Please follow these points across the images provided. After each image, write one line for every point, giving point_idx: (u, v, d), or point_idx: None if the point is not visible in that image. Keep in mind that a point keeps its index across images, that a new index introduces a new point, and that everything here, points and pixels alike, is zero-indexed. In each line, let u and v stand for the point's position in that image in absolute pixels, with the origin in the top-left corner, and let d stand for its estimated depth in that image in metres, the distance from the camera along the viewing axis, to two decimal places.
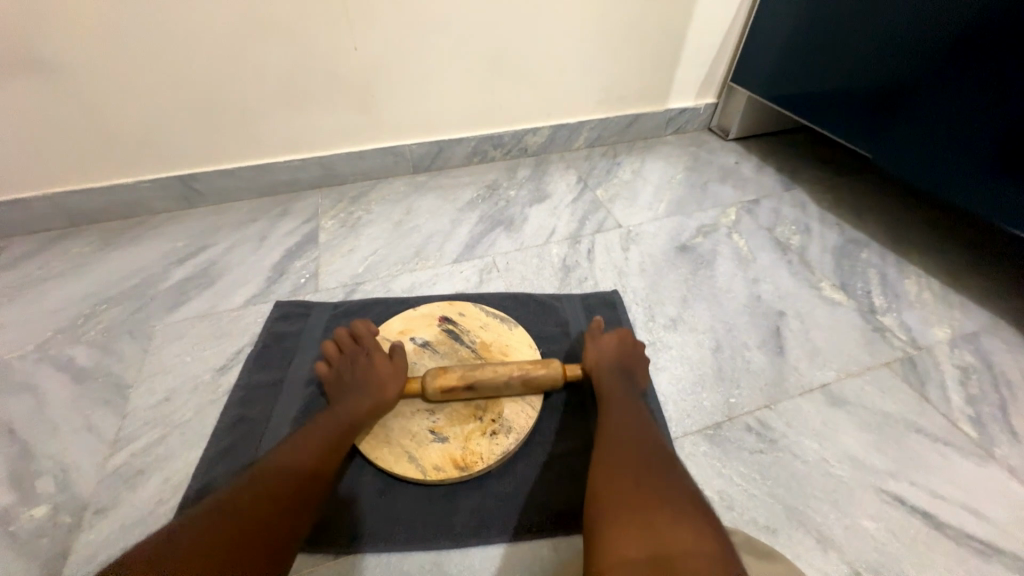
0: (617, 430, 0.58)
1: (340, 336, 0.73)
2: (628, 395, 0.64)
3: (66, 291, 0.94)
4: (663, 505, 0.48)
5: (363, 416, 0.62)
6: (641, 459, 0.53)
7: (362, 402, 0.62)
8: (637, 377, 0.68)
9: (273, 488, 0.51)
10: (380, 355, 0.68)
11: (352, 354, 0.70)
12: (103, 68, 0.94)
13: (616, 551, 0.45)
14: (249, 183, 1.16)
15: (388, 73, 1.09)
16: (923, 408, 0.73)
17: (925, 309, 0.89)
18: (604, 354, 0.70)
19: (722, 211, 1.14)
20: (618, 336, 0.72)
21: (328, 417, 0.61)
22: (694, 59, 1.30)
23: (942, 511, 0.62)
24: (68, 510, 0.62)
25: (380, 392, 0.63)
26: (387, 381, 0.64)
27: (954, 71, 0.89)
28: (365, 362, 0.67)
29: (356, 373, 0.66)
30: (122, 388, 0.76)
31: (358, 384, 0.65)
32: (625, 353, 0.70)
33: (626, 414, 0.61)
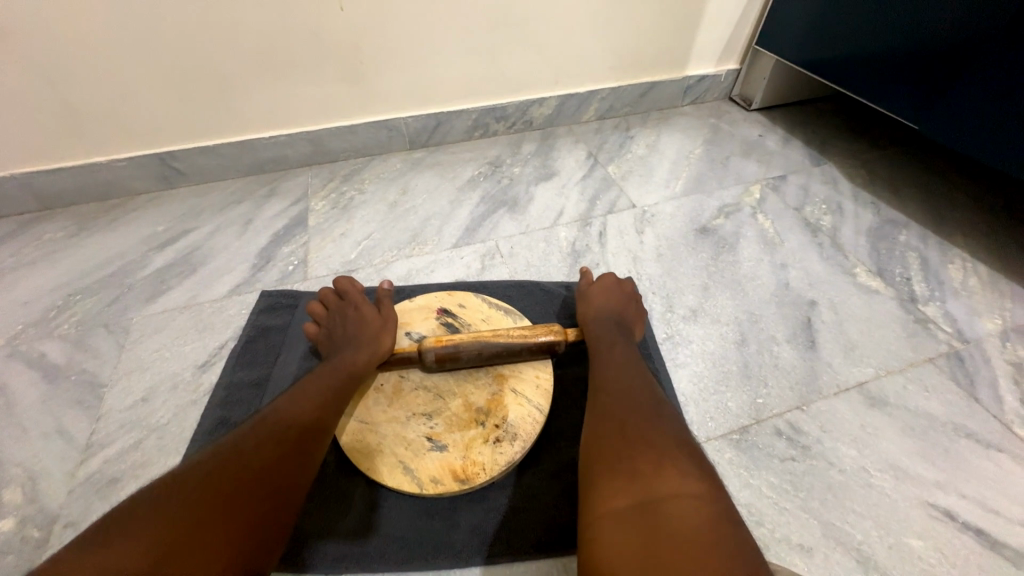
0: (606, 378, 0.55)
1: (325, 296, 0.73)
2: (617, 343, 0.62)
3: (39, 280, 0.87)
4: (652, 449, 0.45)
5: (361, 366, 0.59)
6: (630, 404, 0.50)
7: (359, 353, 0.61)
8: (628, 328, 0.66)
9: (273, 434, 0.48)
10: (368, 308, 0.67)
11: (339, 309, 0.69)
12: (59, 34, 0.84)
13: (602, 500, 0.42)
14: (234, 162, 1.08)
15: (379, 38, 0.98)
16: (973, 410, 0.66)
17: (972, 298, 0.81)
18: (593, 309, 0.68)
19: (745, 189, 1.05)
20: (604, 289, 0.71)
21: (323, 368, 0.59)
22: (717, 20, 1.18)
23: (997, 529, 0.55)
24: (36, 523, 0.57)
25: (376, 342, 0.62)
26: (381, 332, 0.64)
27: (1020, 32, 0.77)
28: (354, 316, 0.67)
29: (347, 326, 0.65)
30: (97, 387, 0.70)
31: (351, 337, 0.63)
32: (614, 304, 0.69)
33: (616, 360, 0.58)
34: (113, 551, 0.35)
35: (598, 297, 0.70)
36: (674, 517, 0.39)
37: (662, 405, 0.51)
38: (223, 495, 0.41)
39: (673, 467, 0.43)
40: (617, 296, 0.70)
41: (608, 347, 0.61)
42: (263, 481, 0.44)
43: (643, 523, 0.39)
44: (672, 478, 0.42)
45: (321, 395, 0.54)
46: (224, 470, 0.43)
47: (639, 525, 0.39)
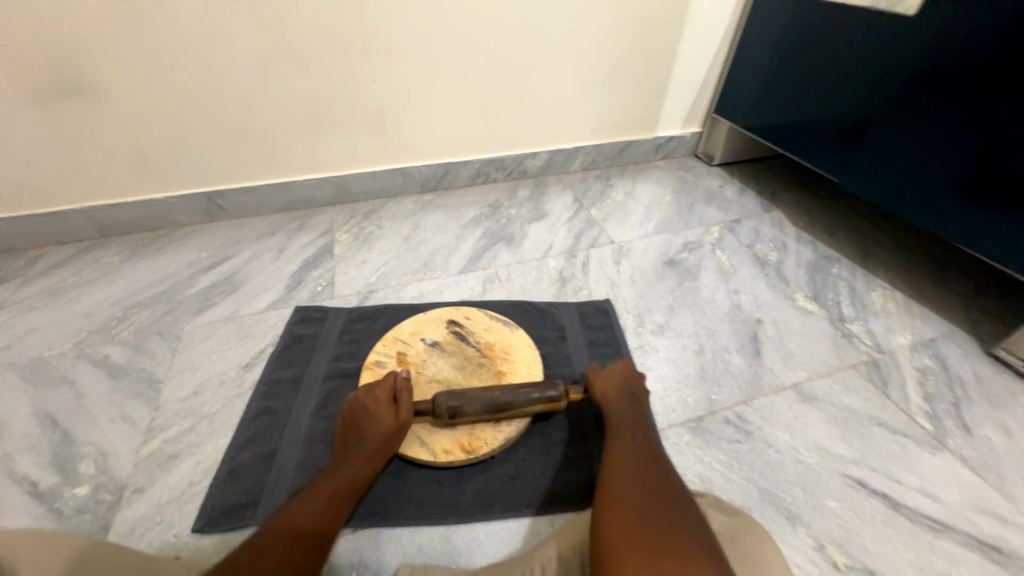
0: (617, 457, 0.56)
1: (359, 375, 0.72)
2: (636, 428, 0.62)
3: (99, 296, 1.01)
4: (668, 540, 0.42)
5: (362, 482, 0.62)
6: (644, 487, 0.50)
7: (364, 467, 0.63)
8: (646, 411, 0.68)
9: (289, 541, 0.51)
10: (385, 406, 0.67)
11: (363, 399, 0.68)
12: (143, 91, 1.03)
13: None
14: (270, 200, 1.25)
15: (402, 103, 1.20)
16: (884, 404, 0.81)
17: (890, 318, 0.98)
18: (612, 389, 0.70)
19: (706, 230, 1.24)
20: (621, 370, 0.73)
21: (327, 479, 0.60)
22: (679, 93, 1.43)
23: (899, 494, 0.69)
24: (108, 489, 0.68)
25: (381, 457, 0.64)
26: (388, 446, 0.65)
27: (916, 105, 0.99)
28: (370, 415, 0.66)
29: (363, 424, 0.66)
30: (154, 382, 0.83)
31: (360, 442, 0.65)
32: (624, 381, 0.72)
33: (626, 439, 0.59)
34: None
35: (605, 377, 0.72)
36: None
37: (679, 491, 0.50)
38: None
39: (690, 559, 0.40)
40: (631, 377, 0.72)
41: (624, 425, 0.63)
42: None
43: None
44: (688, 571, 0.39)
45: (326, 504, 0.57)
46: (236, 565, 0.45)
47: None
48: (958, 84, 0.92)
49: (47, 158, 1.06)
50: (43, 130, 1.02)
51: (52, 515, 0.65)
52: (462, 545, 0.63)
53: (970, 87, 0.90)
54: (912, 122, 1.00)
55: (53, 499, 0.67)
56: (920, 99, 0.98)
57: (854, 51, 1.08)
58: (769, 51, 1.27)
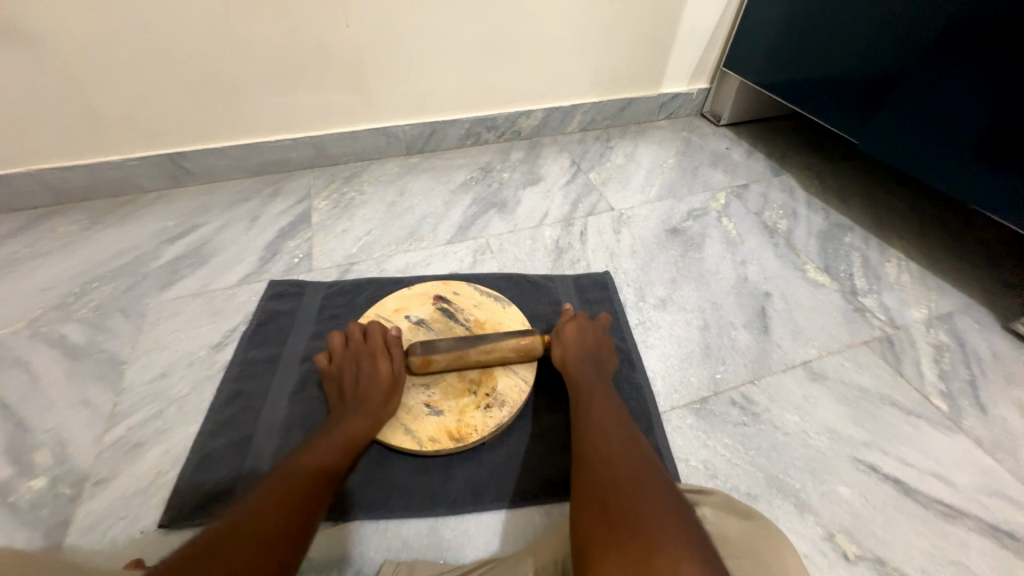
0: (592, 458, 0.51)
1: (349, 330, 0.69)
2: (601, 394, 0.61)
3: (56, 268, 0.93)
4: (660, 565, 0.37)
5: (361, 438, 0.59)
6: (626, 497, 0.45)
7: (363, 422, 0.60)
8: (605, 370, 0.67)
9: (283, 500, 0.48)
10: (384, 362, 0.64)
11: (358, 352, 0.66)
12: (81, 34, 0.90)
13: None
14: (241, 163, 1.15)
15: (381, 54, 1.08)
16: (897, 383, 0.76)
17: (904, 290, 0.93)
18: (571, 352, 0.67)
19: (712, 195, 1.16)
20: (577, 328, 0.70)
21: (326, 434, 0.58)
22: (688, 44, 1.31)
23: (911, 478, 0.65)
24: (67, 482, 0.63)
25: (381, 411, 0.61)
26: (388, 399, 0.62)
27: (953, 55, 0.88)
28: (366, 368, 0.64)
29: (359, 377, 0.63)
30: (117, 363, 0.76)
31: (356, 397, 0.62)
32: (588, 348, 0.68)
33: (598, 430, 0.55)
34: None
35: (569, 343, 0.68)
36: None
37: (666, 495, 0.45)
38: (214, 569, 0.38)
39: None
40: (589, 337, 0.70)
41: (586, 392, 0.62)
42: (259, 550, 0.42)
43: None
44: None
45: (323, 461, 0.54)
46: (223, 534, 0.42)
47: None
48: (1007, 32, 0.81)
49: None
50: None
51: (6, 510, 0.60)
52: (450, 538, 0.59)
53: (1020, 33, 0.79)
54: (942, 78, 0.91)
55: (7, 493, 0.62)
56: (958, 47, 0.87)
57: None
58: None
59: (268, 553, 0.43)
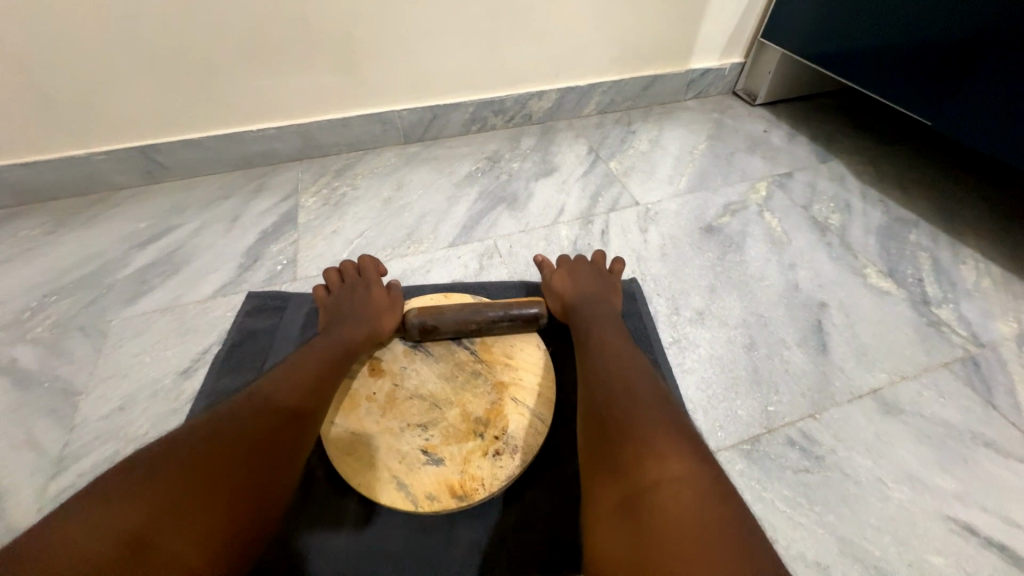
0: (590, 371, 0.52)
1: (343, 265, 0.72)
2: (596, 318, 0.60)
3: (12, 279, 0.83)
4: (651, 465, 0.40)
5: (361, 341, 0.59)
6: (616, 404, 0.46)
7: (361, 327, 0.60)
8: (605, 297, 0.65)
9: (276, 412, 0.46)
10: (378, 289, 0.67)
11: (352, 283, 0.68)
12: (22, 14, 0.77)
13: (600, 503, 0.41)
14: (220, 156, 1.03)
15: (371, 27, 0.94)
16: (989, 417, 0.64)
17: (986, 299, 0.79)
18: (569, 292, 0.67)
19: (751, 186, 1.02)
20: (567, 272, 0.70)
21: (320, 338, 0.58)
22: (721, 12, 1.14)
23: (1019, 543, 0.53)
24: (4, 543, 0.53)
25: (377, 324, 0.62)
26: (384, 313, 0.63)
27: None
28: (362, 291, 0.66)
29: (355, 300, 0.65)
30: (70, 395, 0.66)
31: (352, 312, 0.62)
32: (585, 282, 0.68)
33: (598, 344, 0.55)
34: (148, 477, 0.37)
35: (563, 283, 0.68)
36: (668, 504, 0.37)
37: (654, 399, 0.46)
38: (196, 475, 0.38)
39: (679, 483, 0.38)
40: (583, 275, 0.69)
41: (581, 321, 0.61)
42: (253, 473, 0.41)
43: (633, 519, 0.37)
44: (671, 495, 0.37)
45: (319, 368, 0.53)
46: (210, 448, 0.40)
47: (632, 524, 0.37)
48: None
49: None
50: None
51: None
52: None
53: None
54: None
55: None
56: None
57: None
58: None
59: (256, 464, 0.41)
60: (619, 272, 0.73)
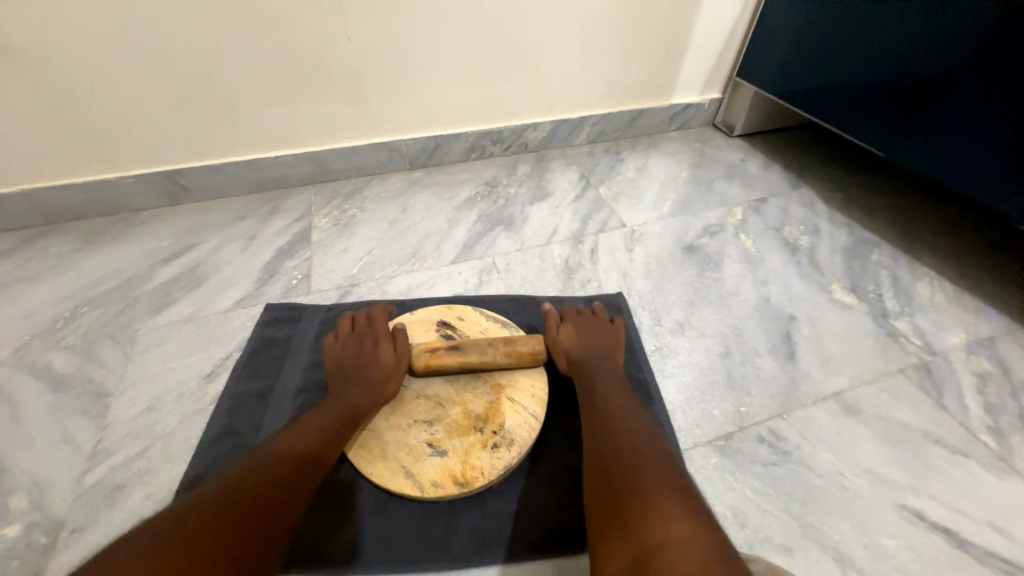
0: (597, 438, 0.56)
1: (356, 315, 0.72)
2: (602, 379, 0.64)
3: (44, 292, 0.89)
4: (656, 526, 0.44)
5: (362, 411, 0.60)
6: (624, 469, 0.50)
7: (364, 395, 0.61)
8: (610, 356, 0.68)
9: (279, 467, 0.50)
10: (385, 345, 0.66)
11: (362, 335, 0.69)
12: (78, 52, 0.88)
13: (610, 562, 0.44)
14: (239, 180, 1.12)
15: (383, 66, 1.04)
16: (940, 417, 0.70)
17: (940, 312, 0.87)
18: (575, 348, 0.69)
19: (728, 210, 1.11)
20: (574, 326, 0.72)
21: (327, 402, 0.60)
22: (698, 54, 1.27)
23: (964, 528, 0.59)
24: (42, 529, 0.58)
25: (381, 388, 0.62)
26: (389, 377, 0.63)
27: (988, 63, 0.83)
28: (369, 349, 0.66)
29: (361, 358, 0.65)
30: (102, 396, 0.72)
31: (357, 373, 0.63)
32: (588, 336, 0.70)
33: (604, 410, 0.59)
34: (165, 526, 0.41)
35: (568, 338, 0.69)
36: (674, 558, 0.40)
37: (660, 465, 0.51)
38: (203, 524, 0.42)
39: (683, 541, 0.42)
40: (588, 332, 0.71)
41: (587, 382, 0.64)
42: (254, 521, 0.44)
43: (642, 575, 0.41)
44: (678, 553, 0.41)
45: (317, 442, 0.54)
46: (220, 501, 0.44)
47: None
48: None
49: None
50: None
51: None
52: None
53: None
54: (975, 85, 0.85)
55: None
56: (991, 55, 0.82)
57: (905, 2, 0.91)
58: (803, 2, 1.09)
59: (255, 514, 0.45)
60: (619, 323, 0.75)
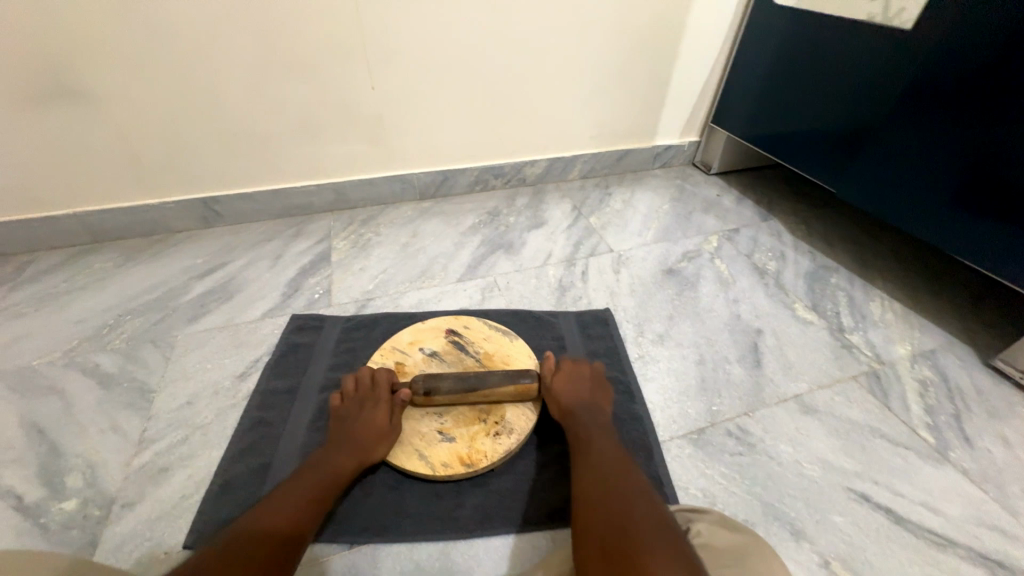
0: (592, 487, 0.55)
1: (360, 375, 0.73)
2: (597, 433, 0.65)
3: (90, 302, 0.99)
4: None
5: (344, 476, 0.63)
6: (619, 521, 0.49)
7: (348, 460, 0.64)
8: (601, 410, 0.70)
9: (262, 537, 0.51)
10: (381, 411, 0.68)
11: (362, 398, 0.70)
12: (141, 94, 1.02)
13: None
14: (267, 206, 1.24)
15: (401, 111, 1.20)
16: (885, 416, 0.80)
17: (889, 328, 0.98)
18: (568, 398, 0.71)
19: (705, 238, 1.24)
20: (569, 375, 0.74)
21: (313, 466, 0.62)
22: (676, 104, 1.44)
23: (903, 507, 0.68)
24: (96, 504, 0.66)
25: (367, 455, 0.65)
26: (377, 444, 0.66)
27: (915, 114, 0.98)
28: (365, 415, 0.67)
29: (354, 423, 0.67)
30: (146, 391, 0.81)
31: (344, 436, 0.66)
32: (580, 387, 0.72)
33: (595, 460, 0.60)
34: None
35: (561, 390, 0.72)
36: None
37: (655, 518, 0.49)
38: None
39: None
40: (582, 384, 0.73)
41: (582, 435, 0.65)
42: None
43: None
44: None
45: (301, 506, 0.56)
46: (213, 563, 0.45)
47: None
48: (961, 97, 0.91)
49: (41, 163, 1.04)
50: (37, 134, 1.01)
51: (38, 530, 0.63)
52: (460, 562, 0.62)
53: (976, 96, 0.89)
54: (902, 136, 1.01)
55: (39, 514, 0.65)
56: (917, 108, 0.98)
57: (847, 65, 1.09)
58: (764, 62, 1.27)
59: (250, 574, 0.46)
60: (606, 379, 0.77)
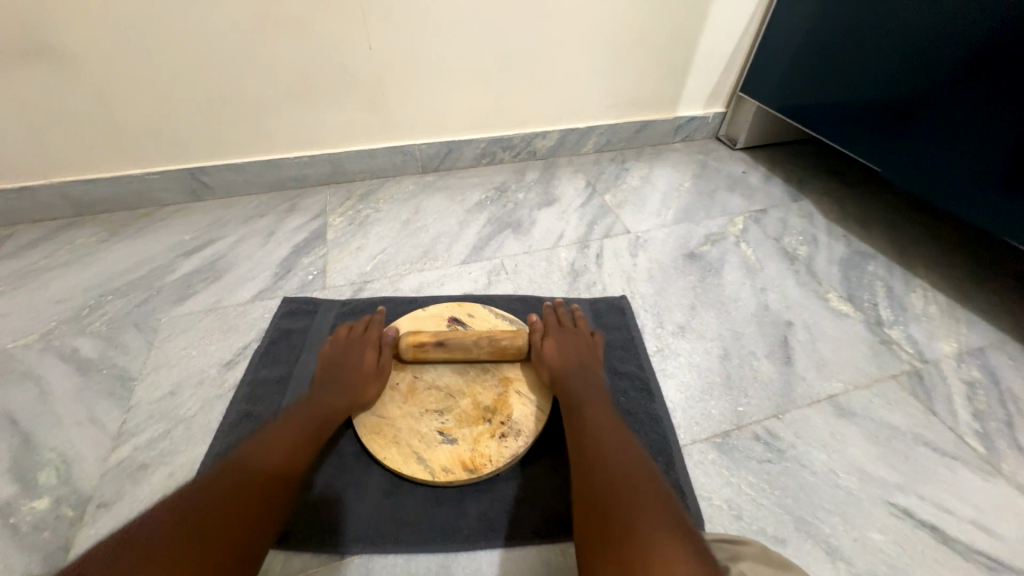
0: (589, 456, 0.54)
1: (354, 323, 0.75)
2: (592, 400, 0.62)
3: (70, 281, 0.93)
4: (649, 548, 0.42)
5: (337, 416, 0.62)
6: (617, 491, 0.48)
7: (339, 399, 0.63)
8: (595, 376, 0.67)
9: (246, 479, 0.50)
10: (371, 351, 0.69)
11: (354, 340, 0.71)
12: (109, 53, 0.92)
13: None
14: (259, 178, 1.16)
15: (400, 75, 1.09)
16: (930, 422, 0.73)
17: (931, 322, 0.90)
18: (560, 365, 0.67)
19: (730, 220, 1.14)
20: (557, 344, 0.69)
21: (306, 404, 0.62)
22: (702, 70, 1.31)
23: (950, 526, 0.62)
24: (70, 503, 0.61)
25: (358, 393, 0.64)
26: (369, 381, 0.65)
27: (979, 82, 0.86)
28: (357, 355, 0.68)
29: (346, 362, 0.67)
30: (126, 380, 0.75)
31: (335, 380, 0.65)
32: (571, 352, 0.69)
33: (589, 425, 0.58)
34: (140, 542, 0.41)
35: (552, 352, 0.68)
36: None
37: (654, 489, 0.49)
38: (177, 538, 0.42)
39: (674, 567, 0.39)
40: (573, 349, 0.69)
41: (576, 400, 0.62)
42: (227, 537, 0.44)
43: None
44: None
45: (293, 447, 0.56)
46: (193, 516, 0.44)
47: None
48: None
49: (9, 127, 0.96)
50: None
51: (7, 532, 0.59)
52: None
53: None
54: (957, 108, 0.90)
55: (9, 514, 0.60)
56: (984, 74, 0.85)
57: (896, 25, 0.95)
58: (802, 23, 1.14)
59: (229, 527, 0.45)
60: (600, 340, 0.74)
